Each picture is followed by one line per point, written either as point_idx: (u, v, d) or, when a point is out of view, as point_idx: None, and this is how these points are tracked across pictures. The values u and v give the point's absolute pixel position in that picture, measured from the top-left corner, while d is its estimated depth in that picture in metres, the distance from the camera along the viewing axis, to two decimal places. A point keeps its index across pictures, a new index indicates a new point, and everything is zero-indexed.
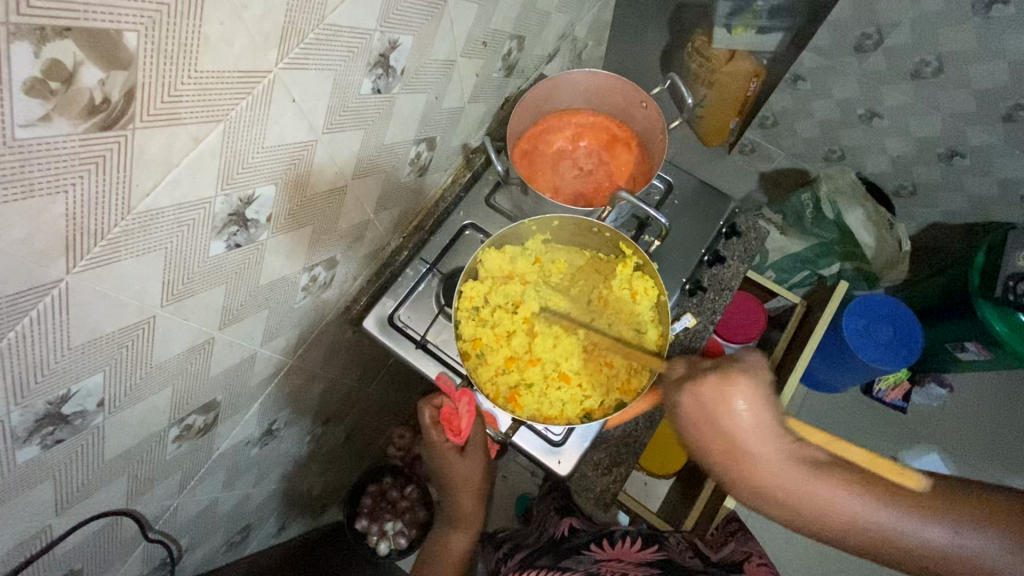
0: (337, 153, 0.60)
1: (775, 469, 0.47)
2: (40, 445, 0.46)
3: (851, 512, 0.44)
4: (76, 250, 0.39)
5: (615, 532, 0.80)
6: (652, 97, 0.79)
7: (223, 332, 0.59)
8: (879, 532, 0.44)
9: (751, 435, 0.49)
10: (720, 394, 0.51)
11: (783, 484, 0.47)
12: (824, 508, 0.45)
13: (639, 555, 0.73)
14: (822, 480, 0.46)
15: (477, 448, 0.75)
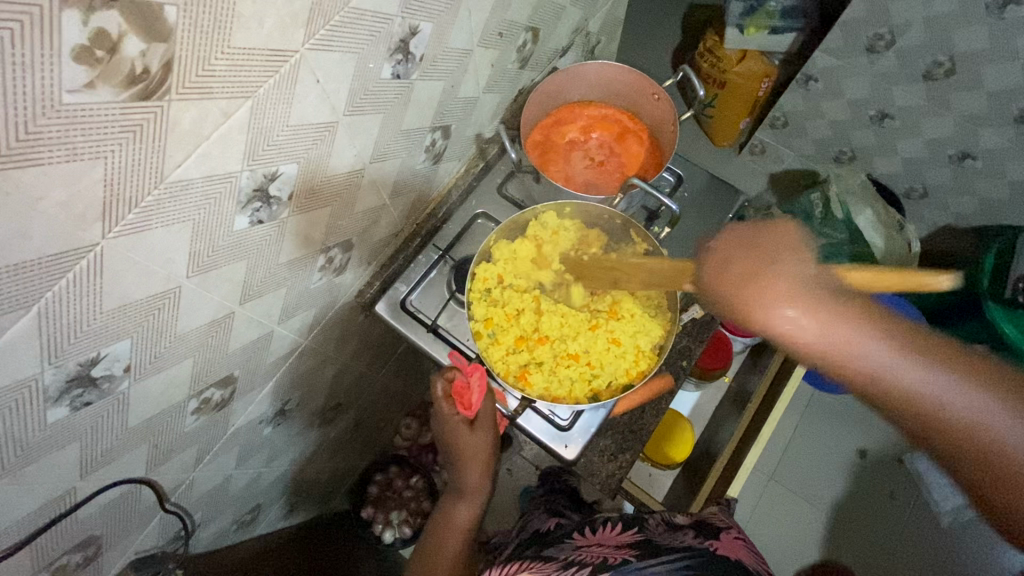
0: (356, 136, 0.62)
1: (823, 320, 0.41)
2: (69, 407, 0.48)
3: (883, 367, 0.41)
4: (112, 215, 0.41)
5: (598, 520, 0.80)
6: (663, 89, 0.80)
7: (242, 308, 0.61)
8: (904, 390, 0.41)
9: (807, 290, 0.42)
10: (775, 245, 0.43)
11: (828, 335, 0.41)
12: (859, 359, 0.41)
13: (619, 538, 0.73)
14: (869, 336, 0.41)
15: (486, 420, 0.72)
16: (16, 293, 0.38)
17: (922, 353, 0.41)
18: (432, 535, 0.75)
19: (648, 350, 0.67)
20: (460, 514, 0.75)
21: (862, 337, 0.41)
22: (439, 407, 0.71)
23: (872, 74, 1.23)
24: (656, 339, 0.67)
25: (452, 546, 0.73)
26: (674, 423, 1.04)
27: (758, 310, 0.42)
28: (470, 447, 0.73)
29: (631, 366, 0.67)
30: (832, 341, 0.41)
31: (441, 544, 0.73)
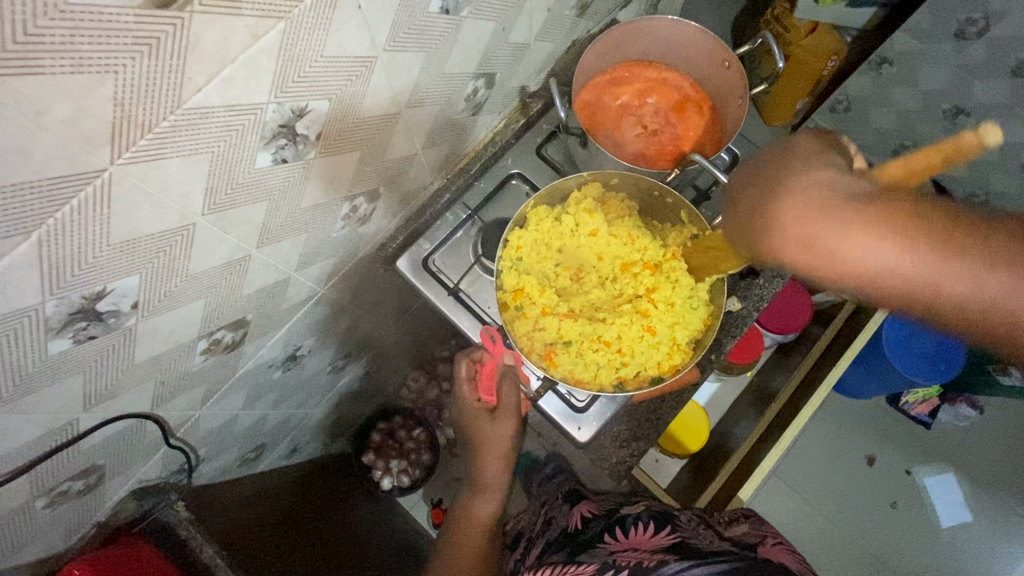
0: (394, 76, 0.55)
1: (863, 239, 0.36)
2: (73, 339, 0.45)
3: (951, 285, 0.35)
4: (122, 139, 0.37)
5: (628, 520, 0.81)
6: (736, 57, 0.72)
7: (260, 252, 0.58)
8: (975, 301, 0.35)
9: (834, 213, 0.37)
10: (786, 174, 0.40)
11: (870, 258, 0.36)
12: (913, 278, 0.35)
13: (653, 541, 0.73)
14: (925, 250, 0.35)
15: (508, 412, 0.77)
16: (14, 217, 0.35)
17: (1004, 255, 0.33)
18: (452, 531, 0.81)
19: (684, 345, 0.62)
20: (481, 506, 0.81)
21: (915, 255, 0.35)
22: (466, 394, 0.79)
23: (953, 64, 1.13)
24: (696, 332, 0.63)
25: (471, 539, 0.79)
26: (692, 411, 1.00)
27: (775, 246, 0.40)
28: (489, 439, 0.80)
29: (663, 360, 0.62)
30: (881, 267, 0.36)
31: (460, 536, 0.79)
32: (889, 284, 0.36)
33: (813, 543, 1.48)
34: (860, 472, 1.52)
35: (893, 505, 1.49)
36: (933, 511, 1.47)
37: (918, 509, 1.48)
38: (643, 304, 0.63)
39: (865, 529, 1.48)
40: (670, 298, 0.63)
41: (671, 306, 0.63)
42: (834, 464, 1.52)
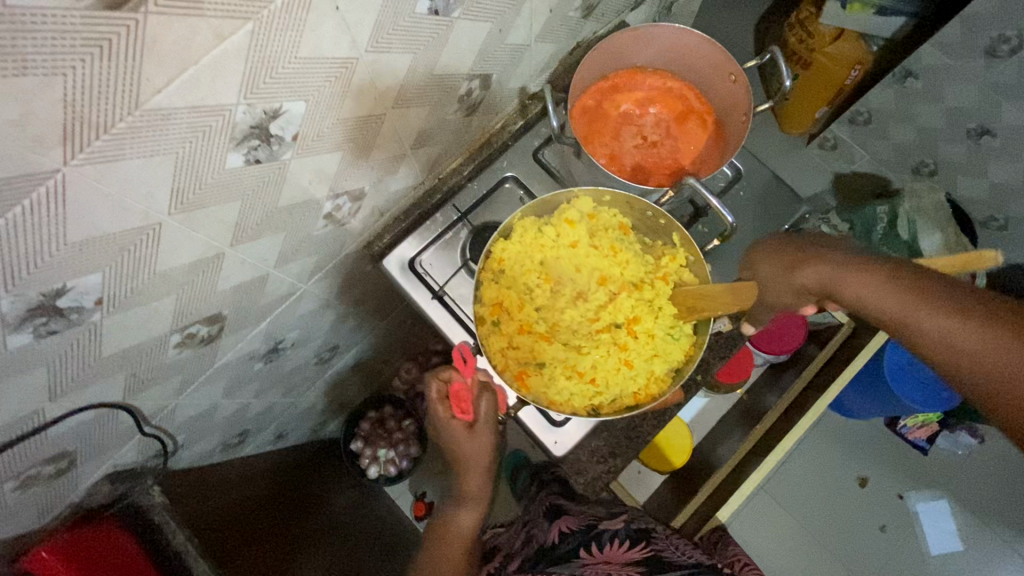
0: (378, 77, 0.54)
1: (868, 278, 0.59)
2: (34, 334, 0.45)
3: (919, 318, 0.54)
4: (75, 140, 0.35)
5: (603, 535, 0.81)
6: (743, 71, 0.69)
7: (233, 250, 0.57)
8: (943, 337, 0.52)
9: (851, 264, 0.61)
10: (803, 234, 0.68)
11: (846, 285, 0.60)
12: (891, 307, 0.56)
13: (627, 556, 0.76)
14: (902, 290, 0.56)
15: (486, 422, 0.68)
16: None
17: (958, 306, 0.52)
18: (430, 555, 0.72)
19: (661, 377, 0.61)
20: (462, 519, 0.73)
21: (903, 297, 0.56)
22: (437, 410, 0.69)
23: (983, 83, 1.14)
24: (674, 366, 0.61)
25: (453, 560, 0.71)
26: (675, 428, 0.99)
27: (790, 272, 0.65)
28: (468, 452, 0.70)
29: (640, 391, 0.60)
30: (869, 296, 0.58)
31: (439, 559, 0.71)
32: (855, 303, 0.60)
33: (796, 560, 1.47)
34: (850, 493, 1.49)
35: (882, 528, 1.47)
36: (923, 538, 1.45)
37: (908, 535, 1.46)
38: (623, 336, 0.61)
39: (851, 550, 1.47)
40: (652, 332, 0.61)
41: (652, 339, 0.61)
42: (824, 484, 1.50)
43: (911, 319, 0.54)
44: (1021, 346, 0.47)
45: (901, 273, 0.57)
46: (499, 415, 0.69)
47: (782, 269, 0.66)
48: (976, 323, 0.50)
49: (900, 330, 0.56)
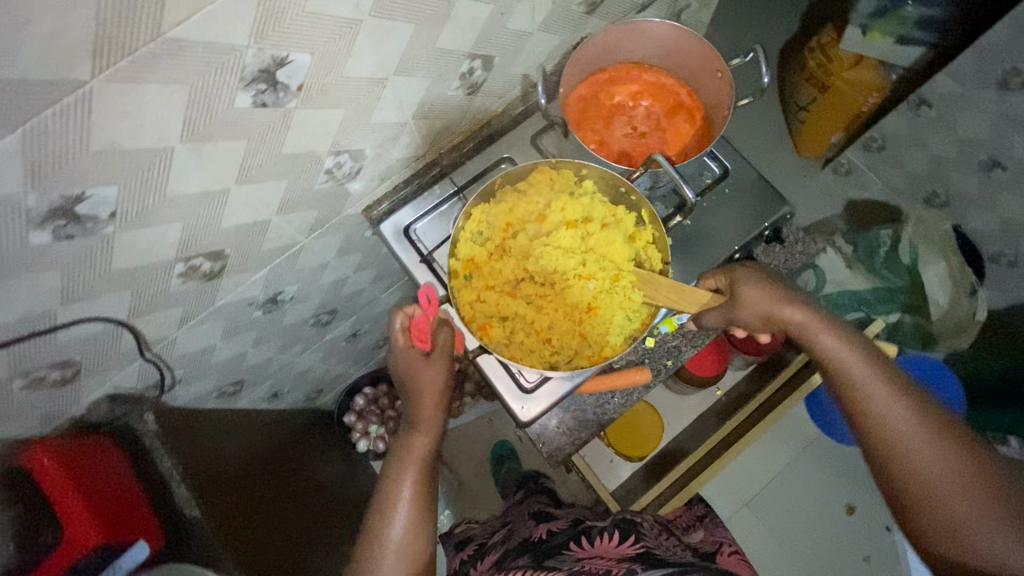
0: (381, 41, 0.59)
1: (843, 341, 0.67)
2: (53, 235, 0.51)
3: (874, 387, 0.63)
4: (102, 58, 0.41)
5: (593, 531, 0.81)
6: (729, 69, 0.73)
7: (238, 189, 0.62)
8: (885, 407, 0.62)
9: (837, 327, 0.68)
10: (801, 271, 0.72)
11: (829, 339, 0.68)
12: (855, 370, 0.65)
13: (619, 550, 0.73)
14: (867, 361, 0.65)
15: (442, 353, 0.65)
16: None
17: (904, 390, 0.63)
18: (386, 489, 0.63)
19: (616, 345, 0.64)
20: (415, 445, 0.65)
21: (869, 369, 0.65)
22: (396, 341, 0.64)
23: (996, 114, 1.15)
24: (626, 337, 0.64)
25: (414, 490, 0.63)
26: (644, 414, 1.04)
27: (780, 302, 0.70)
28: (422, 377, 0.65)
29: (594, 354, 0.64)
30: (843, 359, 0.66)
31: (396, 491, 0.63)
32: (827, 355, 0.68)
33: None
34: (836, 519, 1.47)
35: (866, 559, 1.44)
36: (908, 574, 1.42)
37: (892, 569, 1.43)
38: (584, 307, 0.65)
39: None
40: (611, 306, 0.64)
41: (610, 312, 0.64)
42: (810, 507, 1.48)
43: (868, 388, 0.64)
44: (940, 440, 0.58)
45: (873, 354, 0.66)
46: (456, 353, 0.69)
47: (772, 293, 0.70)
48: (916, 409, 0.61)
49: (853, 391, 0.65)
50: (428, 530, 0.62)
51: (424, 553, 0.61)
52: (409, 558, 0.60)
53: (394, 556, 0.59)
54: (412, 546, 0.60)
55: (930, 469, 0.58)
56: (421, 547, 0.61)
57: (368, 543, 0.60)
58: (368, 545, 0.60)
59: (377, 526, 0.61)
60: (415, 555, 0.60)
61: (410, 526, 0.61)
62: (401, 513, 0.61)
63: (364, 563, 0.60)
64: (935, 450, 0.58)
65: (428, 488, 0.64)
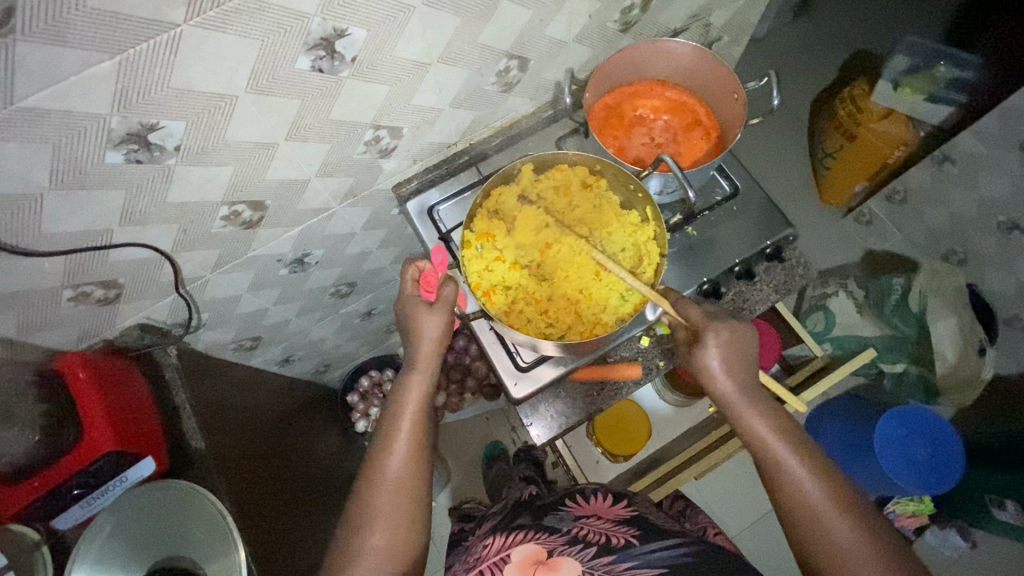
0: (429, 29, 0.67)
1: (761, 412, 0.69)
2: (125, 157, 0.58)
3: (789, 465, 0.65)
4: (195, 6, 0.49)
5: (587, 490, 0.86)
6: (745, 91, 0.79)
7: (286, 144, 0.70)
8: (798, 486, 0.64)
9: (756, 398, 0.70)
10: (735, 334, 0.71)
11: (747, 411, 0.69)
12: (772, 446, 0.67)
13: (613, 511, 0.80)
14: (785, 436, 0.67)
15: (446, 304, 0.70)
16: (101, 38, 0.48)
17: (815, 465, 0.65)
18: (386, 425, 0.68)
19: (607, 324, 0.69)
20: (413, 386, 0.70)
21: (783, 441, 0.67)
22: (403, 289, 0.72)
23: (1015, 176, 1.17)
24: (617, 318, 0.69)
25: (411, 426, 0.67)
26: (633, 415, 1.06)
27: (707, 365, 0.71)
28: (424, 324, 0.70)
29: (586, 329, 0.69)
30: (760, 430, 0.68)
31: (395, 427, 0.67)
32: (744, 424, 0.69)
33: None
34: None
35: None
36: None
37: None
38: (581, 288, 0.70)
39: None
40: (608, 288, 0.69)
41: (605, 294, 0.69)
42: None
43: (782, 462, 0.65)
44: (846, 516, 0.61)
45: (786, 425, 0.68)
46: (458, 311, 0.76)
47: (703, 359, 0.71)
48: (827, 484, 0.63)
49: (770, 463, 0.66)
50: (424, 462, 0.67)
51: (420, 483, 0.65)
52: (405, 486, 0.64)
53: (392, 483, 0.64)
54: (408, 475, 0.65)
55: (839, 544, 0.60)
56: (417, 477, 0.66)
57: (370, 473, 0.65)
58: (369, 473, 0.65)
59: (378, 457, 0.66)
60: (411, 484, 0.65)
61: (408, 458, 0.66)
62: (398, 446, 0.66)
63: (363, 489, 0.64)
64: (841, 526, 0.60)
65: (424, 426, 0.69)
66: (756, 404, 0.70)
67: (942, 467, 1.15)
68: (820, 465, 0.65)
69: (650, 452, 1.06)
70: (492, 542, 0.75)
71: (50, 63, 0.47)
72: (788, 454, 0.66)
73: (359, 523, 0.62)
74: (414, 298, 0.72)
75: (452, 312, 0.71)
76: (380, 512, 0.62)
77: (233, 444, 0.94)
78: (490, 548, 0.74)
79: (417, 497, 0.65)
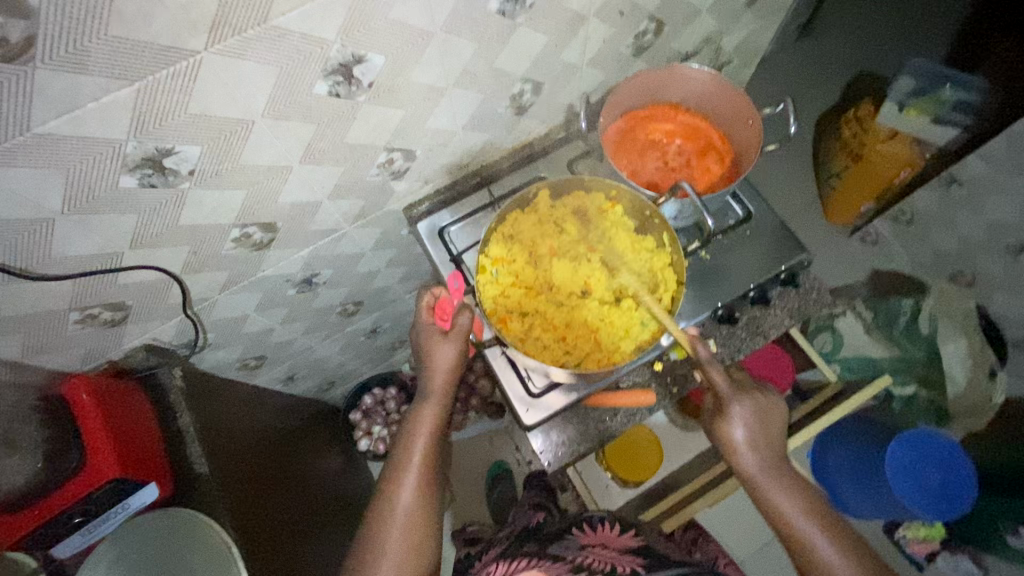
0: (445, 54, 0.66)
1: (787, 489, 0.68)
2: (139, 181, 0.58)
3: (821, 546, 0.64)
4: (216, 34, 0.49)
5: (593, 518, 0.85)
6: (760, 117, 0.79)
7: (300, 168, 0.69)
8: (829, 569, 0.63)
9: (780, 473, 0.70)
10: (760, 406, 0.72)
11: (771, 487, 0.69)
12: (802, 525, 0.66)
13: (621, 541, 0.78)
14: (813, 516, 0.66)
15: (460, 331, 0.69)
16: (121, 65, 0.47)
17: (846, 547, 0.64)
18: (397, 455, 0.67)
19: (625, 352, 0.68)
20: (424, 415, 0.68)
21: (812, 522, 0.66)
22: (418, 316, 0.71)
23: None
24: (635, 343, 0.69)
25: (422, 457, 0.66)
26: (644, 439, 1.04)
27: (729, 436, 0.71)
28: (437, 352, 0.69)
29: (604, 356, 0.68)
30: (788, 508, 0.67)
31: (405, 458, 0.66)
32: (768, 500, 0.69)
33: None
34: None
35: None
36: None
37: None
38: (598, 315, 0.69)
39: None
40: (626, 316, 0.69)
41: (622, 321, 0.69)
42: None
43: (813, 544, 0.65)
44: None
45: (813, 503, 0.68)
46: (472, 337, 0.75)
47: (727, 432, 0.71)
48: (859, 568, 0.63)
49: (800, 546, 0.65)
50: (434, 494, 0.65)
51: (430, 515, 0.64)
52: (416, 519, 0.63)
53: (402, 517, 0.62)
54: (418, 508, 0.63)
55: None
56: (428, 510, 0.64)
57: (379, 505, 0.64)
58: (378, 505, 0.64)
59: (387, 489, 0.64)
60: (421, 517, 0.63)
61: (417, 490, 0.64)
62: (409, 478, 0.64)
63: (372, 522, 0.63)
64: None
65: (436, 456, 0.67)
66: (780, 479, 0.69)
67: (956, 496, 1.13)
68: (851, 547, 0.64)
69: (661, 477, 1.04)
70: (496, 568, 0.74)
71: (70, 89, 0.46)
72: (819, 537, 0.65)
73: (367, 557, 0.61)
74: (427, 324, 0.71)
75: (467, 340, 0.70)
76: (389, 546, 0.61)
77: (237, 469, 0.92)
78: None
79: (427, 531, 0.63)
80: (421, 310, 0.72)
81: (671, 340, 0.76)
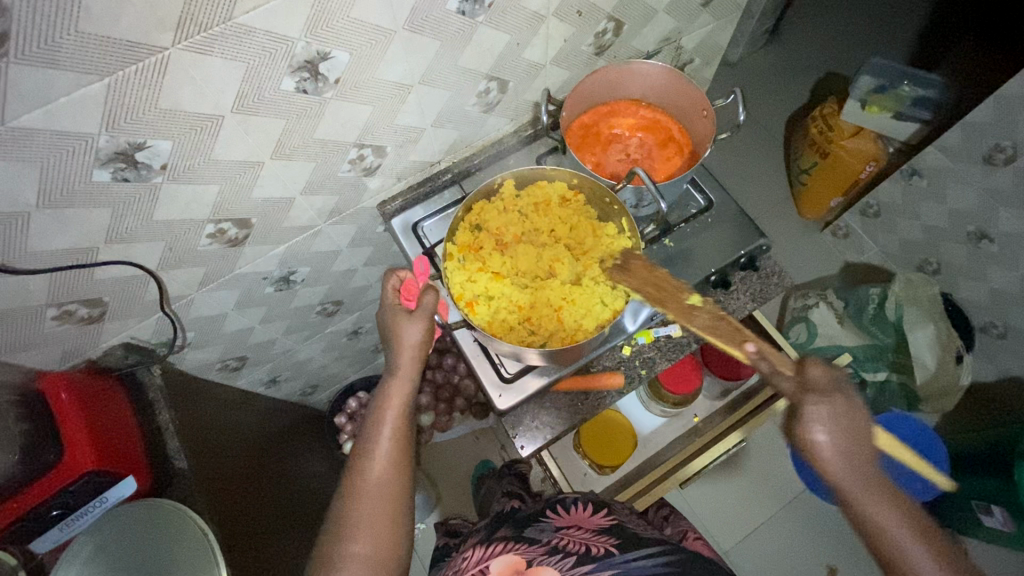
0: (409, 52, 0.70)
1: (884, 504, 0.57)
2: (112, 175, 0.60)
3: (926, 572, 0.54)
4: (183, 30, 0.52)
5: (566, 500, 0.86)
6: (714, 108, 0.83)
7: (271, 163, 0.72)
8: None
9: (876, 485, 0.58)
10: (846, 404, 0.59)
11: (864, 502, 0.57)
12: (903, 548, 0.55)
13: (593, 520, 0.80)
14: (915, 534, 0.55)
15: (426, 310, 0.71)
16: (91, 60, 0.50)
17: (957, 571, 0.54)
18: (366, 434, 0.68)
19: (587, 330, 0.71)
20: (392, 394, 0.70)
21: (914, 541, 0.55)
22: (385, 298, 0.74)
23: (981, 188, 1.22)
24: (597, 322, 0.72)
25: (391, 433, 0.68)
26: (620, 427, 1.06)
27: (811, 441, 0.59)
28: (404, 332, 0.71)
29: (568, 334, 0.71)
30: (885, 526, 0.56)
31: (375, 434, 0.67)
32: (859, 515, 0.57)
33: None
34: None
35: None
36: None
37: None
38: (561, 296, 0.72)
39: None
40: (587, 296, 0.72)
41: (584, 301, 0.72)
42: None
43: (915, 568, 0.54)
44: None
45: (915, 519, 0.56)
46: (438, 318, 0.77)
47: (811, 434, 0.59)
48: None
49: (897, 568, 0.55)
50: (403, 469, 0.67)
51: (401, 491, 0.66)
52: (387, 493, 0.65)
53: (374, 491, 0.64)
54: (389, 482, 0.65)
55: None
56: (399, 484, 0.66)
57: (351, 480, 0.66)
58: (350, 482, 0.65)
59: (359, 465, 0.66)
60: (393, 491, 0.65)
61: (389, 465, 0.66)
62: (379, 454, 0.66)
63: (344, 498, 0.65)
64: None
65: (405, 432, 0.69)
66: (875, 492, 0.57)
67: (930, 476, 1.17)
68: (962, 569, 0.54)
69: (637, 463, 1.06)
70: (472, 554, 0.76)
71: (42, 85, 0.49)
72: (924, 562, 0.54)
73: (339, 530, 0.63)
74: (394, 306, 0.73)
75: (433, 321, 0.72)
76: (362, 519, 0.63)
77: (216, 463, 0.93)
78: (470, 563, 0.75)
79: (398, 505, 0.65)
80: (388, 295, 0.74)
81: (635, 325, 0.80)
